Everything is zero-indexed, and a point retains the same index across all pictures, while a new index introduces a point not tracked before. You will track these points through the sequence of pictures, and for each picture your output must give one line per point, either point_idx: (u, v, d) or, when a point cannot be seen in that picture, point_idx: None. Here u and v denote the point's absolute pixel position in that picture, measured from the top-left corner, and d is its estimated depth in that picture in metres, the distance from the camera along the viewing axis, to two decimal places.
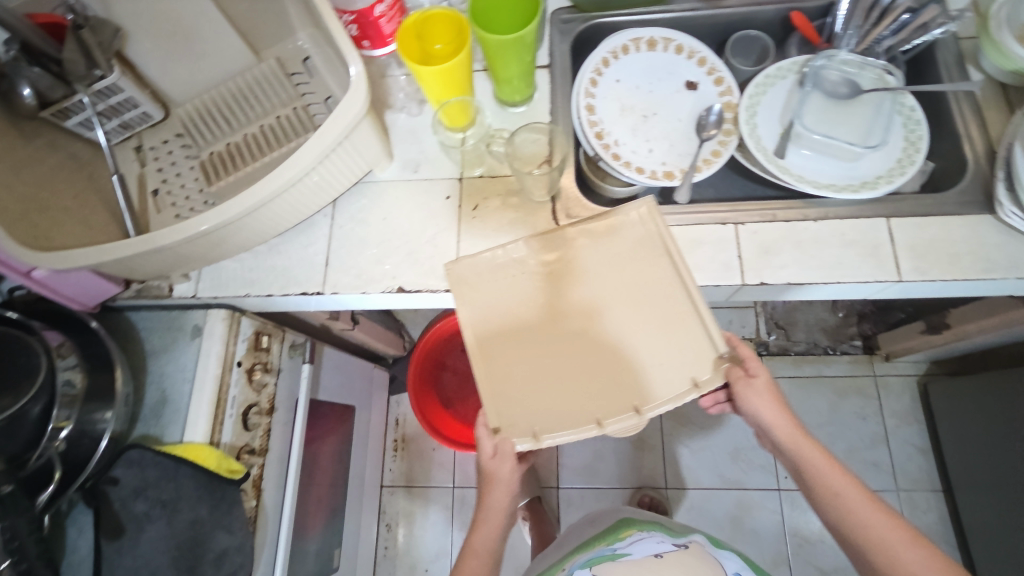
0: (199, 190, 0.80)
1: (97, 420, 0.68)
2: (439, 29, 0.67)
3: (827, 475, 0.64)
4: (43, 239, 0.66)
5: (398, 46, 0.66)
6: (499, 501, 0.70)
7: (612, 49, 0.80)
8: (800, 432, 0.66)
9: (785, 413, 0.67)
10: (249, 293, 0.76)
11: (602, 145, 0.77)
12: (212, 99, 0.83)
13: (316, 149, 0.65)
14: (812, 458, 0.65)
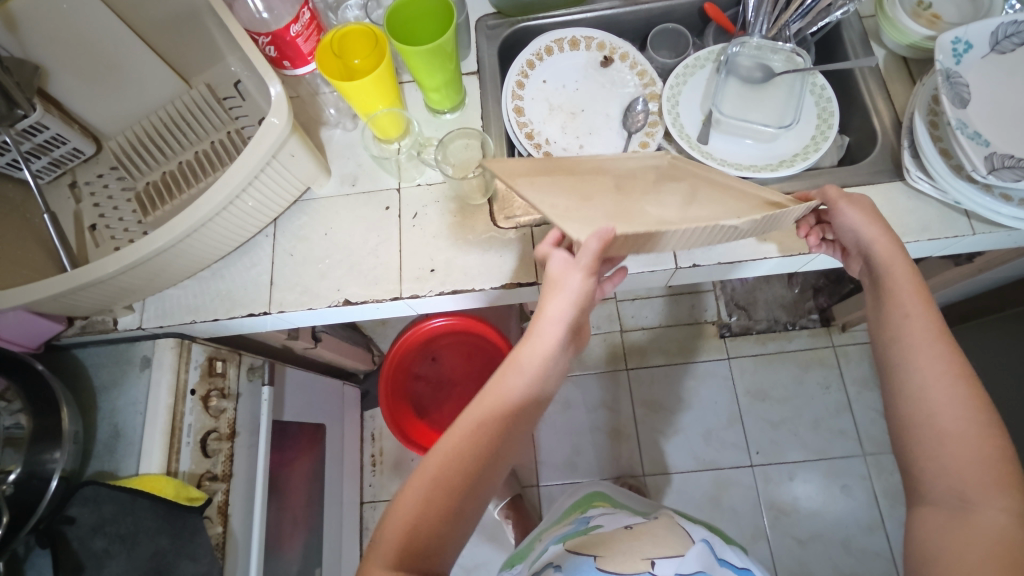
0: (137, 222, 0.80)
1: (46, 460, 0.68)
2: (358, 45, 0.68)
3: (920, 302, 0.58)
4: None
5: (318, 66, 0.67)
6: (548, 340, 0.59)
7: (536, 51, 0.82)
8: (897, 262, 0.60)
9: (887, 238, 0.61)
10: (195, 319, 0.75)
11: (533, 144, 0.79)
12: (145, 129, 0.83)
13: (243, 172, 0.66)
14: (896, 291, 0.59)
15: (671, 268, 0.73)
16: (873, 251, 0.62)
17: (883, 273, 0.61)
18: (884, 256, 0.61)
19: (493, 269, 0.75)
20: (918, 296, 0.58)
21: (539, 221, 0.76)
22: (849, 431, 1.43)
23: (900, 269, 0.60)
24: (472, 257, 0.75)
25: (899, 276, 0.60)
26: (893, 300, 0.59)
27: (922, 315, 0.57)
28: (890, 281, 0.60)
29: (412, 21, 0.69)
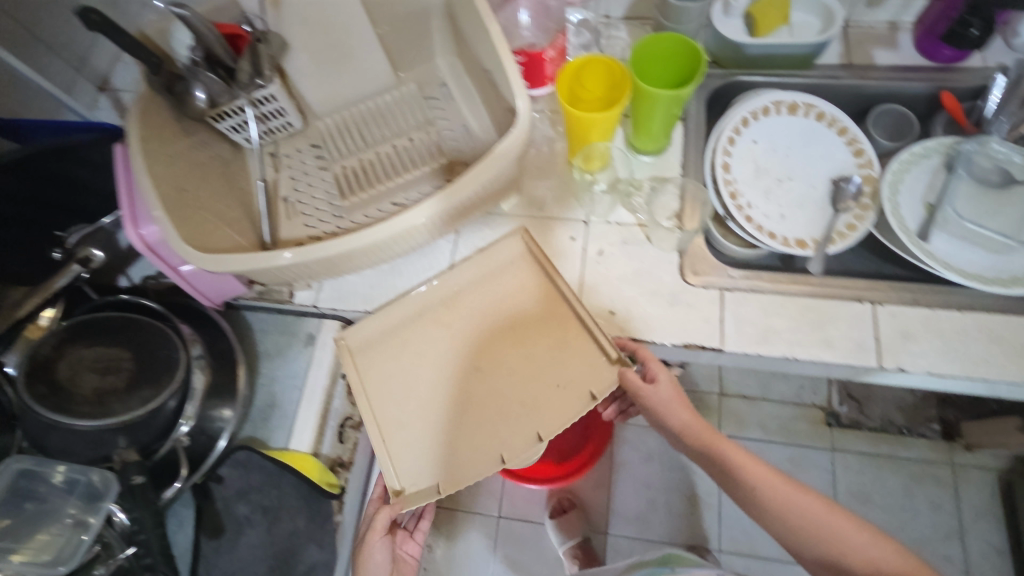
0: (329, 203, 0.82)
1: (215, 418, 0.69)
2: (593, 78, 0.68)
3: (717, 472, 0.68)
4: (195, 233, 0.67)
5: (557, 90, 0.67)
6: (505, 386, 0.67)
7: (752, 110, 0.79)
8: (749, 458, 0.67)
9: (693, 416, 0.69)
10: (368, 310, 0.76)
11: (735, 205, 0.76)
12: (350, 115, 0.85)
13: (472, 181, 0.65)
14: (775, 491, 0.65)
15: (871, 367, 0.68)
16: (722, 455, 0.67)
17: (703, 447, 0.67)
18: (718, 450, 0.67)
19: (675, 325, 0.72)
20: (792, 490, 0.65)
21: (733, 285, 0.72)
22: (956, 561, 1.31)
23: (739, 466, 0.66)
24: (653, 308, 0.73)
25: (719, 448, 0.67)
26: (761, 495, 0.65)
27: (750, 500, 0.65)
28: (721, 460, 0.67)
29: (651, 63, 0.69)
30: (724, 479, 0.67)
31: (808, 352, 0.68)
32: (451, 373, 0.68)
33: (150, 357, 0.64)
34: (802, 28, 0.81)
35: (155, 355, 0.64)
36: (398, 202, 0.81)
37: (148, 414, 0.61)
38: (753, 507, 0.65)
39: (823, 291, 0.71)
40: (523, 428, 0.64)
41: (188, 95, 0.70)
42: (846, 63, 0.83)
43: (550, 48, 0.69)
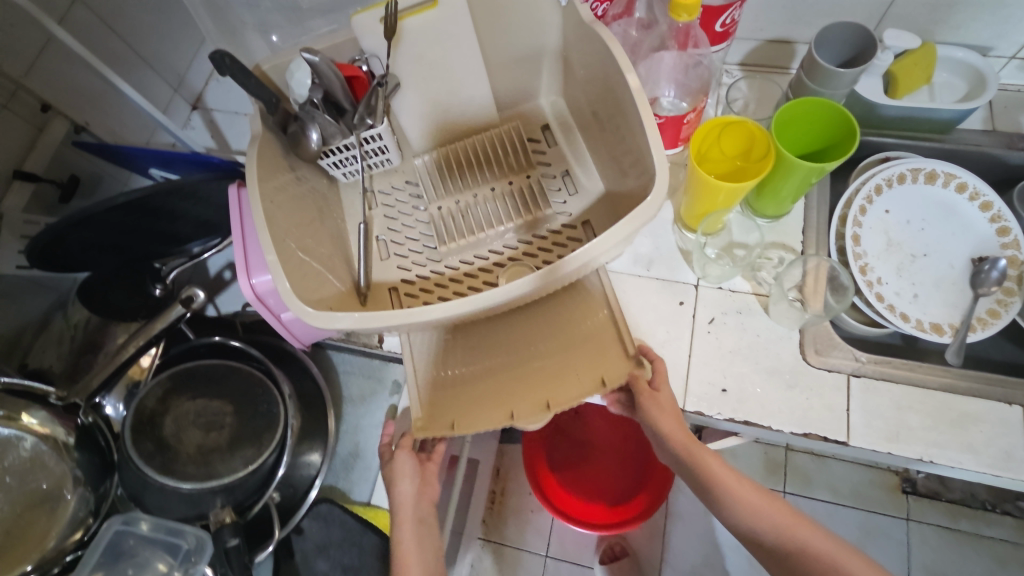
0: (423, 244, 0.79)
1: (304, 466, 0.70)
2: (729, 142, 0.64)
3: (749, 498, 0.61)
4: (307, 283, 0.64)
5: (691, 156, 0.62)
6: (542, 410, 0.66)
7: (887, 177, 0.73)
8: (729, 474, 0.62)
9: (691, 438, 0.63)
10: None
11: (865, 281, 0.70)
12: (448, 153, 0.82)
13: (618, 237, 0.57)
14: (777, 515, 0.61)
15: (1021, 480, 0.61)
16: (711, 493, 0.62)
17: (690, 463, 0.63)
18: (715, 481, 0.62)
19: (795, 410, 0.66)
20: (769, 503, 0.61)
21: (862, 372, 0.66)
22: None
23: (740, 490, 0.61)
24: (770, 388, 0.67)
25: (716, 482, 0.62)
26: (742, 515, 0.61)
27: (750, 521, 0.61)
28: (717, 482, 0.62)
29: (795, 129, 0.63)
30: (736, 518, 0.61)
31: (946, 454, 0.62)
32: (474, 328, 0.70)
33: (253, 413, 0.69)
34: (943, 90, 0.75)
35: (257, 411, 0.69)
36: (496, 250, 0.77)
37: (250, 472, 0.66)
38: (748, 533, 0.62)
39: (965, 389, 0.64)
40: (534, 394, 0.63)
41: (301, 136, 0.70)
42: (991, 131, 0.77)
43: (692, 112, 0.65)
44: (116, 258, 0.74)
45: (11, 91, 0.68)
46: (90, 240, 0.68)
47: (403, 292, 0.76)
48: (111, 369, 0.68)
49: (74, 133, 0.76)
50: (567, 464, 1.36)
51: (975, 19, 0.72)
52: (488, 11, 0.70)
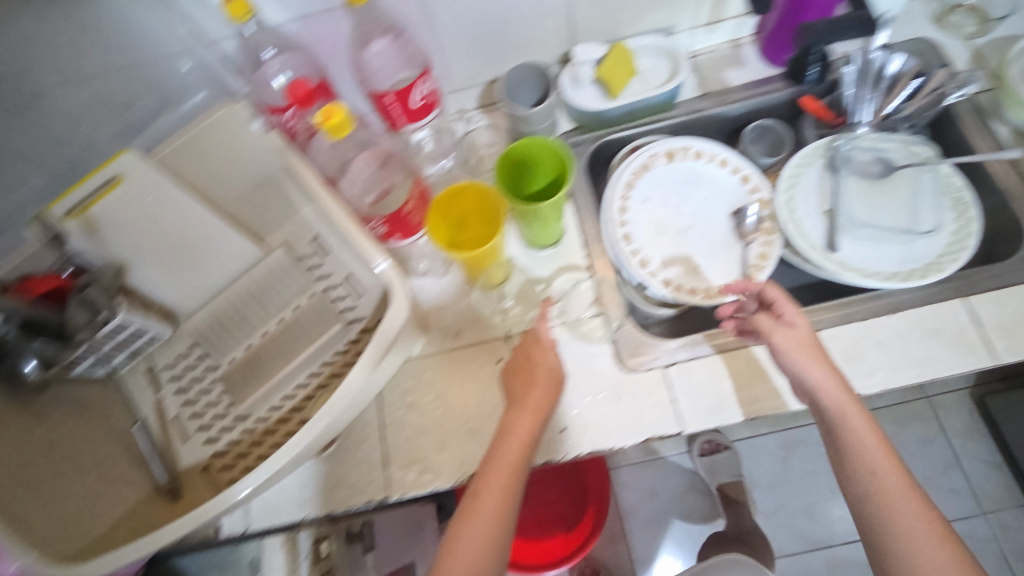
0: (226, 406, 0.73)
1: None
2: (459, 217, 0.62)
3: (895, 480, 0.54)
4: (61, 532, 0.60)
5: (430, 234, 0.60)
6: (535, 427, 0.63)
7: (633, 171, 0.77)
8: (906, 488, 0.54)
9: (810, 347, 0.61)
10: (306, 516, 0.68)
11: (648, 272, 0.73)
12: (226, 303, 0.77)
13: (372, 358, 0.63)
14: (857, 409, 0.57)
15: None
16: (853, 462, 0.56)
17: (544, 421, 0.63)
18: (866, 464, 0.55)
19: (630, 421, 0.67)
20: (918, 505, 0.53)
21: (672, 359, 0.69)
22: (966, 489, 1.32)
23: (905, 486, 0.54)
24: (603, 410, 0.68)
25: (894, 477, 0.54)
26: (894, 500, 0.53)
27: (940, 539, 0.51)
28: (892, 457, 0.55)
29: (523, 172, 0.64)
30: (873, 496, 0.54)
31: (765, 406, 0.66)
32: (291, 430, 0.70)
33: None
34: (654, 73, 0.80)
35: None
36: (302, 383, 0.73)
37: None
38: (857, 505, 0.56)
39: (760, 338, 0.68)
40: (372, 484, 0.68)
41: (16, 370, 0.61)
42: (706, 94, 0.83)
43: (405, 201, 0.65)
44: None
45: None
46: None
47: (219, 468, 0.70)
48: None
49: None
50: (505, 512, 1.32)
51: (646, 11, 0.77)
52: (184, 162, 0.66)
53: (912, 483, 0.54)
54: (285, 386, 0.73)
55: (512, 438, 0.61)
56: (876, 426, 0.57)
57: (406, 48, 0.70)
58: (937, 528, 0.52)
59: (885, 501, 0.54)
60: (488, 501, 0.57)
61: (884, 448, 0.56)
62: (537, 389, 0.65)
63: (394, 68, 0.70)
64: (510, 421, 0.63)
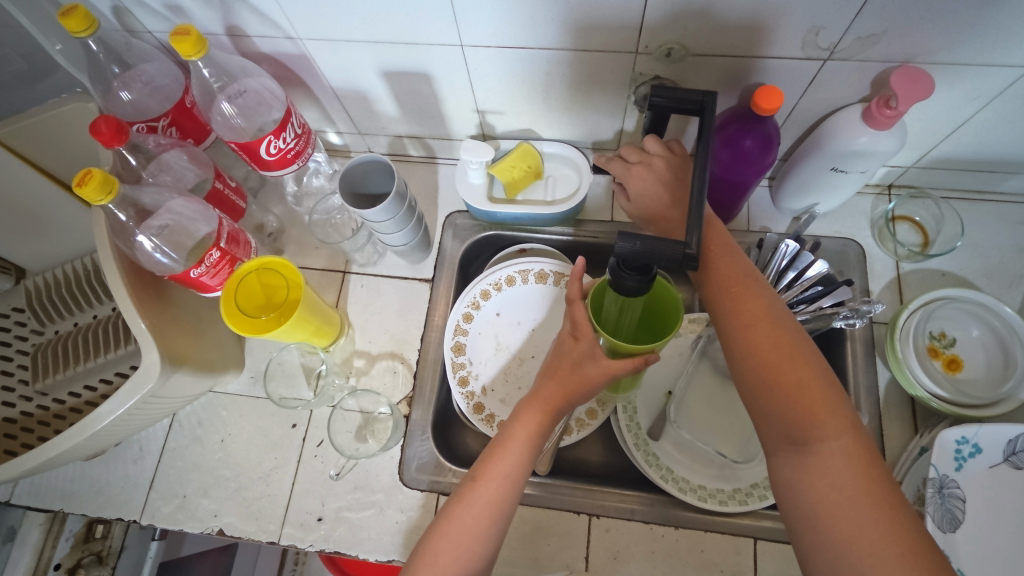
0: (28, 378, 0.73)
1: None
2: (250, 298, 0.60)
3: (781, 357, 0.47)
4: None
5: (224, 302, 0.58)
6: (519, 434, 0.56)
7: (496, 280, 0.74)
8: (761, 323, 0.49)
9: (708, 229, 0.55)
10: (63, 509, 0.70)
11: (465, 393, 0.70)
12: (66, 274, 0.76)
13: (116, 405, 0.58)
14: (723, 271, 0.52)
15: None
16: (738, 359, 0.49)
17: (548, 419, 0.56)
18: (754, 350, 0.48)
19: (384, 535, 0.66)
20: (806, 380, 0.46)
21: (447, 489, 0.66)
22: None
23: (795, 361, 0.46)
24: (364, 515, 0.67)
25: (802, 361, 0.47)
26: (780, 397, 0.46)
27: (827, 419, 0.44)
28: (773, 324, 0.49)
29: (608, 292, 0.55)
30: (753, 394, 0.48)
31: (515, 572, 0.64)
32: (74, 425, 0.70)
33: None
34: (558, 181, 0.75)
35: None
36: (107, 379, 0.73)
37: None
38: (749, 400, 0.48)
39: (542, 501, 0.65)
40: (131, 503, 0.69)
41: None
42: (611, 221, 0.78)
43: (194, 267, 0.56)
44: None
45: None
46: None
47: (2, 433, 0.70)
48: None
49: None
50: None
51: (560, 122, 0.72)
52: (34, 140, 0.66)
53: (787, 328, 0.48)
54: (87, 378, 0.73)
55: (533, 410, 0.56)
56: (746, 275, 0.52)
57: (274, 91, 0.63)
58: (832, 419, 0.44)
59: (770, 397, 0.46)
60: (506, 461, 0.55)
61: (745, 282, 0.51)
62: (547, 393, 0.56)
63: (253, 114, 0.63)
64: (545, 378, 0.57)
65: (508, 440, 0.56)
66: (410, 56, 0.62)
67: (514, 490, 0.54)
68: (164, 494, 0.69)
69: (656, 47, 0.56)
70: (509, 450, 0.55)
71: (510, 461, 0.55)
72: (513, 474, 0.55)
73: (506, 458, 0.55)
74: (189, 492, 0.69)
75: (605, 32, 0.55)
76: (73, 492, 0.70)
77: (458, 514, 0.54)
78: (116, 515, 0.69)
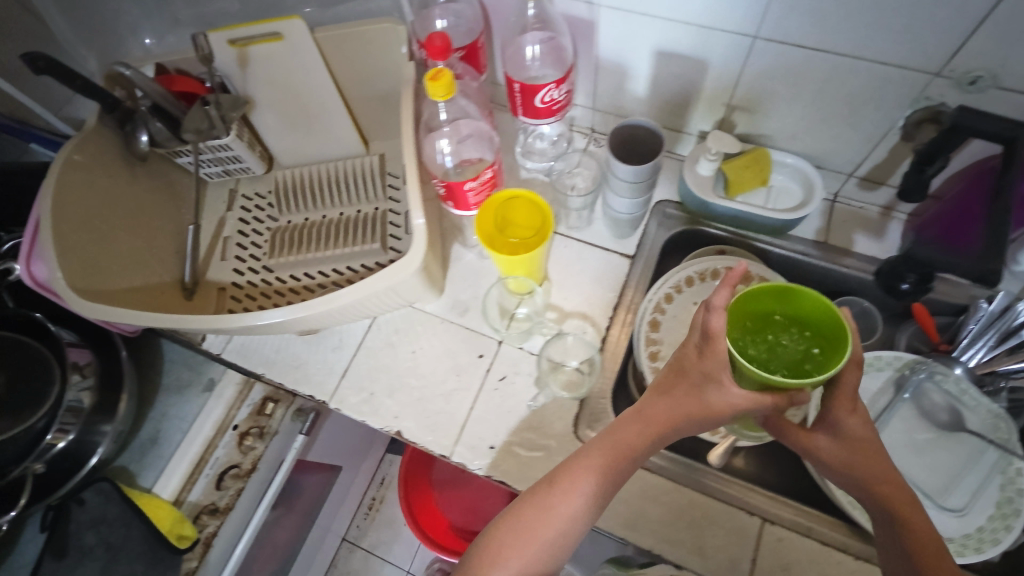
0: (262, 254, 0.82)
1: (97, 434, 0.70)
2: (504, 221, 0.64)
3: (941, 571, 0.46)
4: (95, 273, 0.66)
5: (483, 218, 0.63)
6: (590, 468, 0.51)
7: (701, 269, 0.74)
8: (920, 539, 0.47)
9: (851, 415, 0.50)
10: (264, 374, 0.76)
11: (655, 367, 0.71)
12: (310, 174, 0.86)
13: (368, 289, 0.64)
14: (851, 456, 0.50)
15: None
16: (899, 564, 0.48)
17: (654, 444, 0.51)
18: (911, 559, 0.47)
19: None
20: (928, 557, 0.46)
21: None
22: None
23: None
24: (534, 455, 0.69)
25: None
26: None
27: None
28: (851, 466, 0.50)
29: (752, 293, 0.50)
30: None
31: (675, 552, 0.63)
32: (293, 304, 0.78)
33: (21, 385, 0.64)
34: (780, 192, 0.76)
35: (25, 386, 0.64)
36: (325, 272, 0.80)
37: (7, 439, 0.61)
38: None
39: (715, 492, 0.64)
40: (324, 386, 0.75)
41: (134, 135, 0.72)
42: (822, 242, 0.77)
43: (471, 180, 0.62)
44: None
45: None
46: None
47: (228, 296, 0.80)
48: None
49: None
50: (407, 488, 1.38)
51: (805, 133, 0.73)
52: None
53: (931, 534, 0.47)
54: (310, 266, 0.81)
55: (617, 445, 0.51)
56: (875, 460, 0.50)
57: (564, 51, 0.72)
58: None
59: None
60: (588, 477, 0.50)
61: (860, 448, 0.50)
62: (662, 406, 0.51)
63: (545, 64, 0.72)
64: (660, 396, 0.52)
65: (590, 457, 0.51)
66: (694, 40, 0.66)
67: (587, 518, 0.50)
68: (354, 385, 0.75)
69: (960, 72, 0.57)
70: (580, 487, 0.50)
71: (561, 498, 0.50)
72: (595, 500, 0.50)
73: (586, 479, 0.50)
74: (375, 390, 0.74)
75: (918, 46, 0.56)
76: (275, 363, 0.77)
77: (527, 514, 0.51)
78: (308, 394, 0.75)
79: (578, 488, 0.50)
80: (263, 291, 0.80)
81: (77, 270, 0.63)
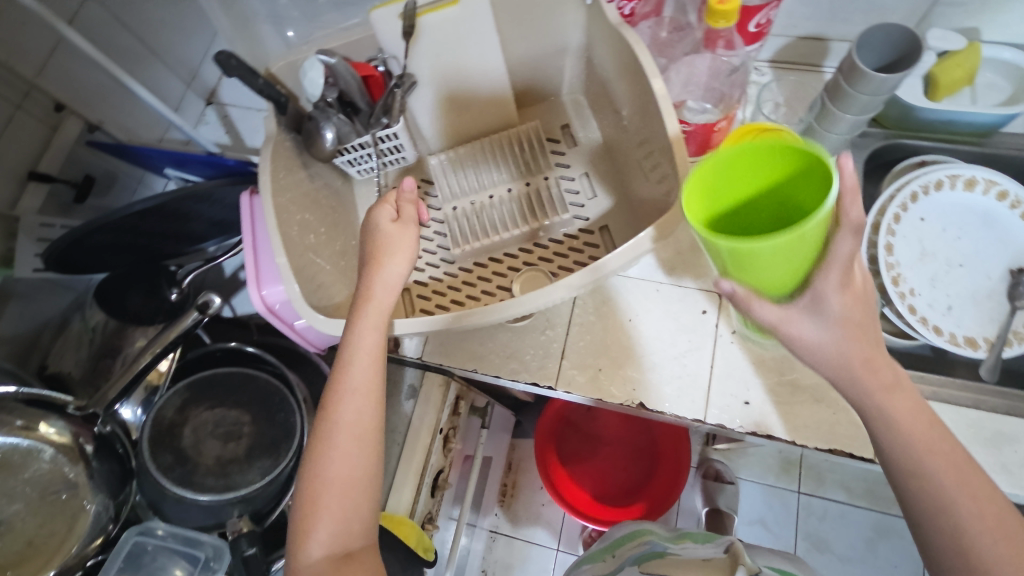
0: (438, 247, 0.76)
1: None
2: None
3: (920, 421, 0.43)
4: (319, 293, 0.61)
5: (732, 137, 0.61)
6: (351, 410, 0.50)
7: (923, 183, 0.70)
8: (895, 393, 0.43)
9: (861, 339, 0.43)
10: (477, 370, 0.71)
11: (897, 293, 0.68)
12: (469, 151, 0.78)
13: (624, 259, 0.57)
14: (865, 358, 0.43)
15: None
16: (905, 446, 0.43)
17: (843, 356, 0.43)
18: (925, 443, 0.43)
19: (820, 425, 0.64)
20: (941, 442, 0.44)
21: None
22: None
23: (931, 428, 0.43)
24: (794, 403, 0.65)
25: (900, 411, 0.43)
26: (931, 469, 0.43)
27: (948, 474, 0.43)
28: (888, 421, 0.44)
29: (709, 189, 0.41)
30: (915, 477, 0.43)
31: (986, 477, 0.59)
32: (491, 293, 0.72)
33: (270, 424, 0.66)
34: (992, 90, 0.71)
35: (274, 421, 0.66)
36: (496, 258, 0.74)
37: (271, 483, 0.63)
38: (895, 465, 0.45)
39: (1004, 409, 0.61)
40: (546, 371, 0.70)
41: (315, 134, 0.66)
42: None
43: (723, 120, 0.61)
44: (130, 259, 0.70)
45: (24, 92, 0.66)
46: (107, 243, 0.65)
47: (416, 296, 0.74)
48: (129, 378, 0.62)
49: (88, 132, 0.72)
50: (548, 438, 1.18)
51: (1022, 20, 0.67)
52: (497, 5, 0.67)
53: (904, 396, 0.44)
54: (494, 252, 0.74)
55: (363, 398, 0.50)
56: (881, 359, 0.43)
57: None
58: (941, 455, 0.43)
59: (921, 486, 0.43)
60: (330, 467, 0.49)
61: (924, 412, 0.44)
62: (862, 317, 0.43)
63: None
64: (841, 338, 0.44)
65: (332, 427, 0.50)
66: None
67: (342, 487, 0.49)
68: (578, 364, 0.70)
69: None
70: (335, 450, 0.49)
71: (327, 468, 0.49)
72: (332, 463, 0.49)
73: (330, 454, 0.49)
74: (602, 366, 0.70)
75: None
76: (485, 358, 0.72)
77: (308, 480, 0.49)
78: (527, 384, 0.70)
79: (324, 454, 0.49)
80: (450, 284, 0.74)
81: (307, 291, 0.59)
